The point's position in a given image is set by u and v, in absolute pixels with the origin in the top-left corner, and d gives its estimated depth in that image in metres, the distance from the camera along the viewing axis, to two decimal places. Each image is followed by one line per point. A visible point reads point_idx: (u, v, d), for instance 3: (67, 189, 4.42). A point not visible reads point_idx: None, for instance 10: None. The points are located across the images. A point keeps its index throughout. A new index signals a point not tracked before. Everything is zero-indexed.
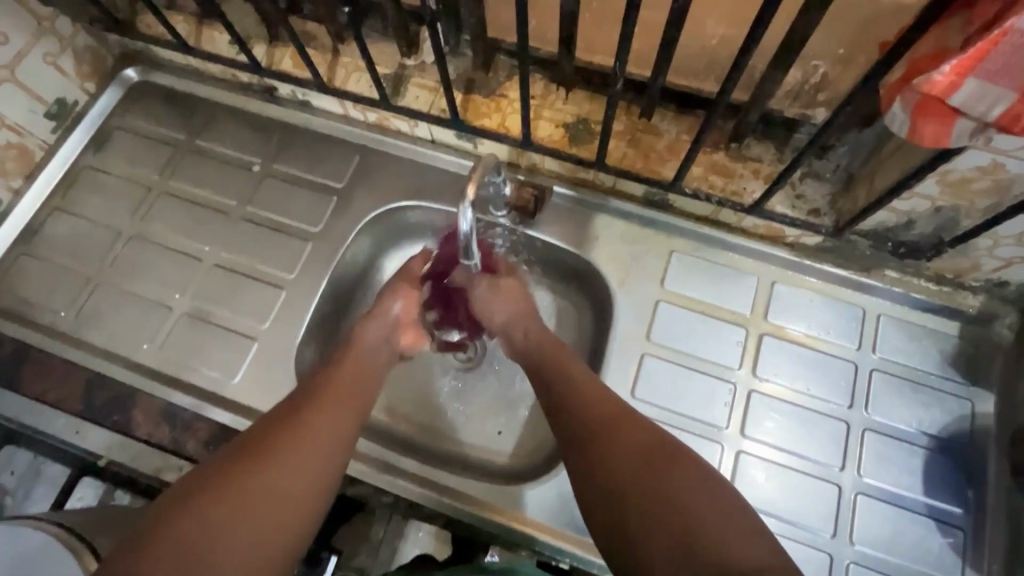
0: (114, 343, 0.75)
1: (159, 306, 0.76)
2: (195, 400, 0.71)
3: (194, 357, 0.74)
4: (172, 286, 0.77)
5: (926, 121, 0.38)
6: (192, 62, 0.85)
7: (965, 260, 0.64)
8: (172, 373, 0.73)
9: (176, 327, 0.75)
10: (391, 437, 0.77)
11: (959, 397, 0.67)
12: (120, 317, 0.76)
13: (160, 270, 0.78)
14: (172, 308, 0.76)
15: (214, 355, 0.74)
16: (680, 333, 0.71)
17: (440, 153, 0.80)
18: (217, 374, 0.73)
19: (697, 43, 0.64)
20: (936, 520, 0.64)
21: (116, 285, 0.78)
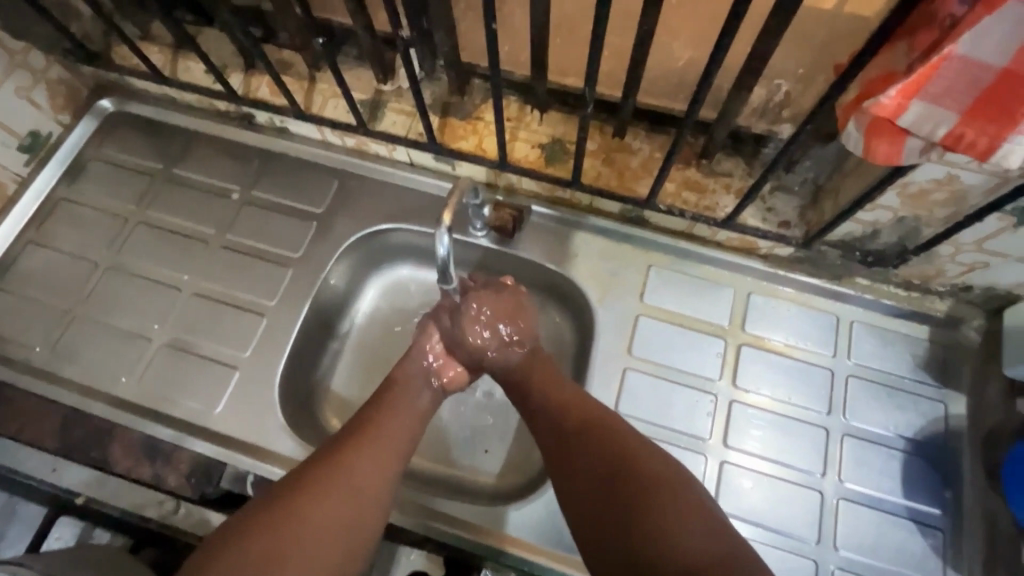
0: (90, 377, 0.74)
1: (138, 338, 0.75)
2: (175, 432, 0.70)
3: (174, 388, 0.73)
4: (150, 317, 0.77)
5: (879, 141, 0.40)
6: (168, 91, 0.85)
7: (930, 267, 0.66)
8: (152, 405, 0.72)
9: (154, 358, 0.74)
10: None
11: (933, 400, 0.69)
12: (96, 350, 0.75)
13: (138, 300, 0.78)
14: (150, 339, 0.75)
15: (194, 385, 0.73)
16: (661, 346, 0.72)
17: (419, 175, 0.81)
18: (198, 405, 0.72)
19: (664, 64, 0.66)
20: (916, 523, 0.65)
21: (93, 318, 0.77)
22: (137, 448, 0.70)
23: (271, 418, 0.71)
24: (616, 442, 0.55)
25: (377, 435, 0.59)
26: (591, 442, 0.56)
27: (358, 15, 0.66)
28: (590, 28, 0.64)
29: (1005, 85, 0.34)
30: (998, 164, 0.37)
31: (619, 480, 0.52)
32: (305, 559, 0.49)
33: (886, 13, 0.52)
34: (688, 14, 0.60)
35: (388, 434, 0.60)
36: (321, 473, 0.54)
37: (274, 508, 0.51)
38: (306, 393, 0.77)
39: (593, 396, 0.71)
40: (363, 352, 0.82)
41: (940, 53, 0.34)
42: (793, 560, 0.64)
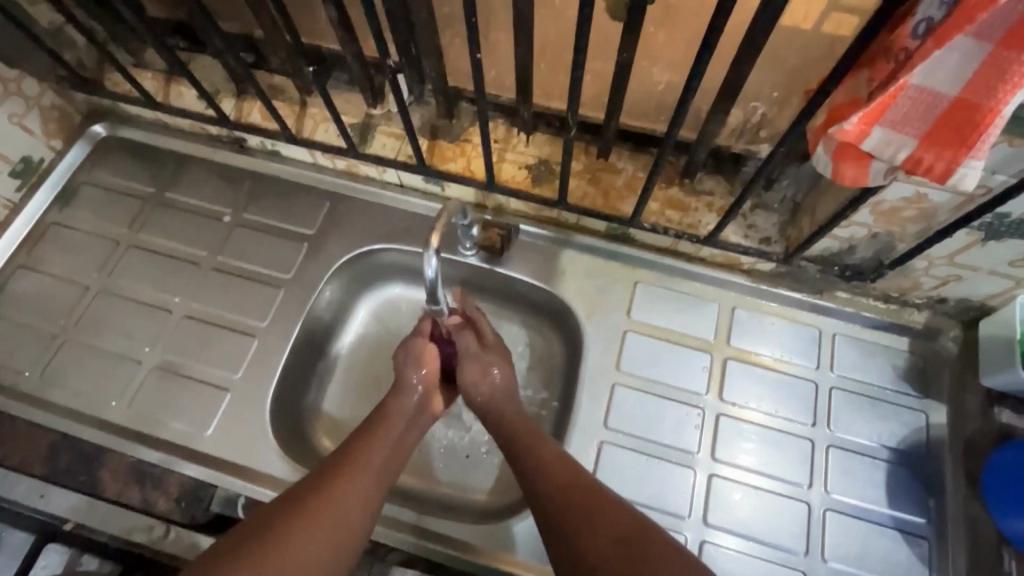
0: (79, 401, 0.73)
1: (128, 360, 0.76)
2: (165, 456, 0.70)
3: (164, 411, 0.73)
4: (141, 340, 0.77)
5: (844, 163, 0.42)
6: (161, 116, 0.86)
7: (907, 280, 0.68)
8: (142, 428, 0.72)
9: (145, 381, 0.74)
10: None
11: (914, 409, 0.70)
12: (86, 374, 0.75)
13: (129, 323, 0.78)
14: (141, 362, 0.75)
15: (184, 407, 0.73)
16: (649, 361, 0.74)
17: (408, 196, 0.83)
18: (188, 428, 0.72)
19: (645, 88, 0.68)
20: (901, 532, 0.66)
21: (83, 341, 0.77)
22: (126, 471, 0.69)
23: (261, 440, 0.71)
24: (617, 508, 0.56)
25: (368, 467, 0.60)
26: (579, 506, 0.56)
27: (348, 43, 0.68)
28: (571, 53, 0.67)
29: (956, 114, 0.36)
30: (953, 186, 0.39)
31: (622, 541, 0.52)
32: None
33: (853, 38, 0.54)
34: (665, 40, 0.62)
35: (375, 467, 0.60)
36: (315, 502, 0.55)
37: (269, 541, 0.51)
38: (297, 414, 0.78)
39: (583, 411, 0.72)
40: (354, 372, 0.83)
41: (895, 83, 0.36)
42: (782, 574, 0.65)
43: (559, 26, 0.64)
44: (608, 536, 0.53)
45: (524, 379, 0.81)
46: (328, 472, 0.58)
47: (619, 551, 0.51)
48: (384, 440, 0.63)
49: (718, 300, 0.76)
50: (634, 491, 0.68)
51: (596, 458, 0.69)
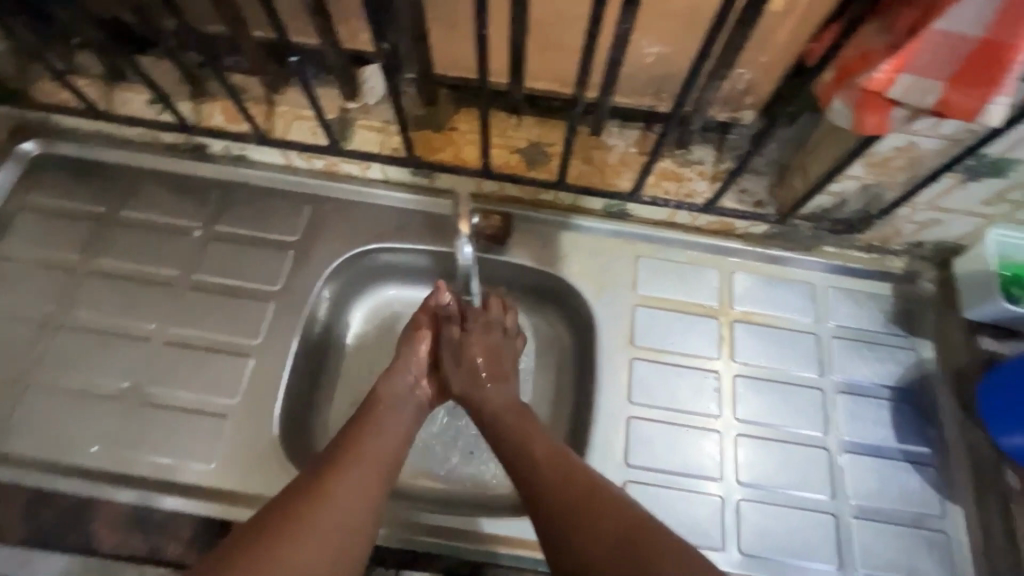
0: (54, 451, 0.65)
1: (104, 399, 0.68)
2: (168, 496, 0.63)
3: (157, 450, 0.66)
4: (116, 375, 0.69)
5: (871, 112, 0.44)
6: (105, 126, 0.78)
7: (890, 228, 0.73)
8: (135, 471, 0.65)
9: (128, 420, 0.67)
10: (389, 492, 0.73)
11: (905, 348, 0.75)
12: (57, 420, 0.67)
13: (101, 358, 0.70)
14: (119, 400, 0.68)
15: (180, 440, 0.66)
16: (661, 333, 0.74)
17: (394, 192, 0.79)
18: (187, 463, 0.65)
19: (636, 63, 0.68)
20: (912, 463, 0.70)
21: (49, 385, 0.68)
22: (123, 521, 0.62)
23: (274, 466, 0.65)
24: (615, 505, 0.54)
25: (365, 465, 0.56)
26: (580, 505, 0.54)
27: (325, 31, 0.63)
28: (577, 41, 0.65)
29: (983, 52, 0.38)
30: (985, 121, 0.40)
31: (619, 540, 0.51)
32: None
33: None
34: (658, 11, 0.62)
35: (374, 460, 0.57)
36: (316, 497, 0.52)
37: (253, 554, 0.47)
38: (305, 432, 0.73)
39: (604, 390, 0.72)
40: (357, 384, 0.78)
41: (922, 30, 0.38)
42: (814, 519, 0.67)
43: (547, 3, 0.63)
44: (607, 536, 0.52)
45: (535, 369, 0.80)
46: (313, 475, 0.54)
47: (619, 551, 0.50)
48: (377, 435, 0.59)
49: (716, 266, 0.78)
50: (666, 461, 0.69)
51: (625, 436, 0.69)
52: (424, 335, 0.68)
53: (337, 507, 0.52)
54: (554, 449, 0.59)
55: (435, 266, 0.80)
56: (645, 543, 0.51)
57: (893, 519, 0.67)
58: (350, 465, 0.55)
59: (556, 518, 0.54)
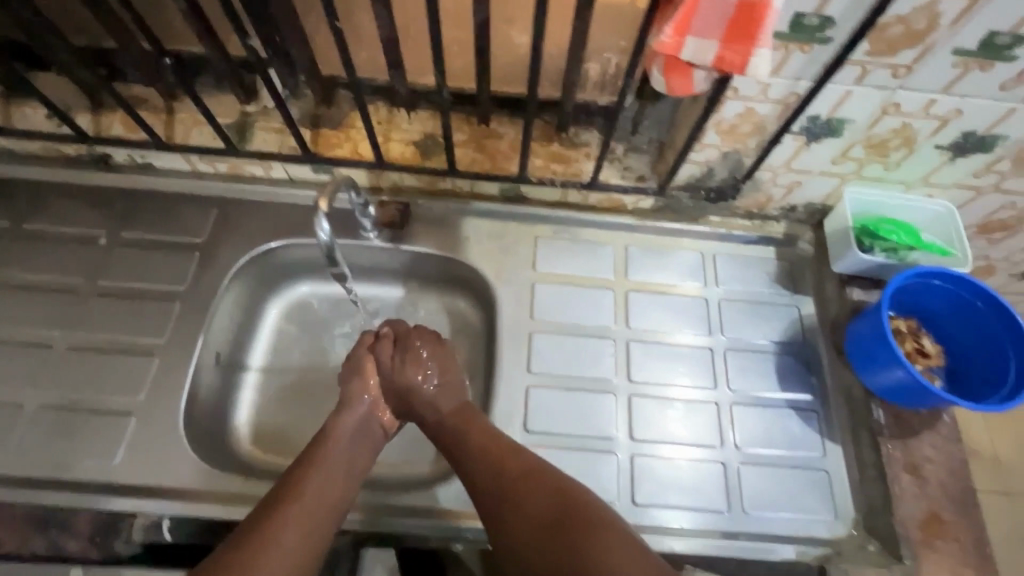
0: None
1: (8, 406, 0.68)
2: (71, 494, 0.64)
3: (59, 450, 0.66)
4: (20, 382, 0.70)
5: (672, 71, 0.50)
6: (5, 142, 0.79)
7: (761, 194, 0.78)
8: (36, 474, 0.65)
9: (32, 425, 0.68)
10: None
11: (787, 305, 0.80)
12: None
13: (4, 366, 0.71)
14: (23, 405, 0.68)
15: (83, 441, 0.67)
16: (559, 307, 0.78)
17: (300, 190, 0.82)
18: (90, 462, 0.66)
19: (509, 52, 0.74)
20: (795, 409, 0.75)
21: None
22: (27, 520, 0.63)
23: (179, 458, 0.67)
24: (549, 492, 0.60)
25: (314, 492, 0.59)
26: (517, 496, 0.59)
27: (205, 37, 0.66)
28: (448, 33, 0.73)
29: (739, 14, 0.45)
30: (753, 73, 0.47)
31: (554, 522, 0.57)
32: None
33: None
34: None
35: (328, 482, 0.60)
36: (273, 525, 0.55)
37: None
38: (216, 426, 0.74)
39: (505, 363, 0.75)
40: (274, 378, 0.80)
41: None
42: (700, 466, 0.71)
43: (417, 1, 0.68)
44: (545, 520, 0.57)
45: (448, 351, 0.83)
46: (265, 505, 0.57)
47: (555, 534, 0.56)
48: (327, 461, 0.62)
49: (598, 243, 0.83)
50: (562, 427, 0.72)
51: (524, 403, 0.73)
52: (368, 365, 0.72)
53: (286, 532, 0.55)
54: (491, 443, 0.64)
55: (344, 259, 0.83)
56: (576, 531, 0.56)
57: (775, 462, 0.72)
58: (304, 490, 0.58)
59: (499, 511, 0.59)
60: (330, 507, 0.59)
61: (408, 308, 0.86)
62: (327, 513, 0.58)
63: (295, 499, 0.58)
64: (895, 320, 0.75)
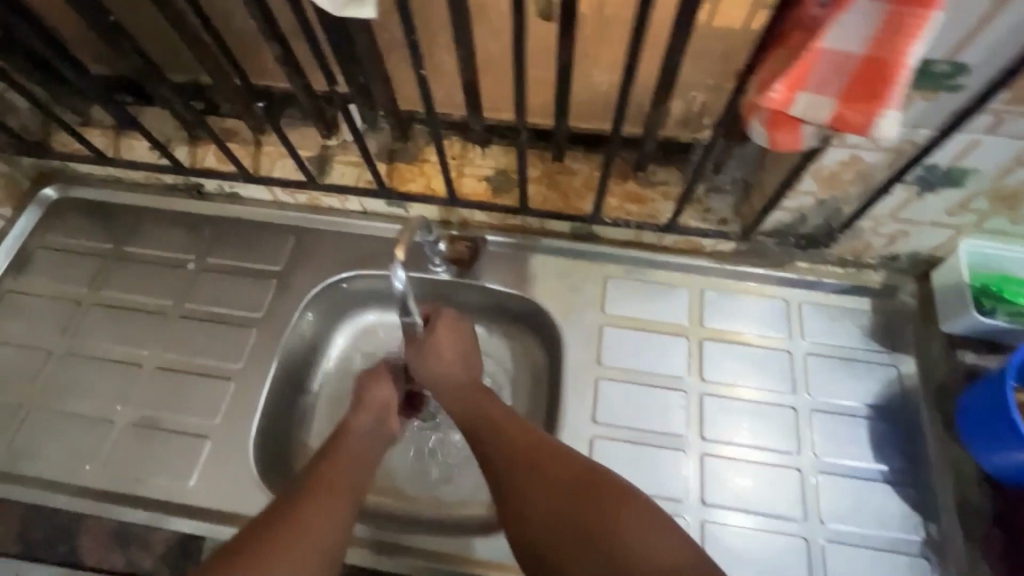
0: (53, 471, 0.71)
1: (96, 423, 0.73)
2: (150, 514, 0.67)
3: (140, 468, 0.70)
4: (112, 399, 0.74)
5: (779, 131, 0.44)
6: (113, 171, 0.86)
7: (861, 243, 0.72)
8: (120, 489, 0.69)
9: (117, 440, 0.72)
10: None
11: (884, 364, 0.74)
12: (48, 441, 0.72)
13: (90, 382, 0.75)
14: (111, 421, 0.73)
15: (170, 460, 0.70)
16: (628, 352, 0.76)
17: (373, 223, 0.84)
18: (171, 481, 0.69)
19: (588, 92, 0.71)
20: (895, 485, 0.67)
21: (49, 408, 0.74)
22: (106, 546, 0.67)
23: (251, 490, 0.68)
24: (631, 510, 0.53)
25: (317, 502, 0.58)
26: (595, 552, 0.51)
27: (296, 78, 0.69)
28: (527, 68, 0.69)
29: (801, 38, 0.40)
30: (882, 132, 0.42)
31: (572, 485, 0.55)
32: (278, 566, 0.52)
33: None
34: (603, 41, 0.65)
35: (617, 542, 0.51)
36: (312, 502, 0.57)
37: (269, 537, 0.54)
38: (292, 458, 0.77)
39: (568, 410, 0.73)
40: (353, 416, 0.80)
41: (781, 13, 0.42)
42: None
43: (500, 39, 0.67)
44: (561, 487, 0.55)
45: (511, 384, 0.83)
46: (270, 516, 0.57)
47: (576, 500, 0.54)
48: (322, 508, 0.57)
49: (717, 309, 0.78)
50: None
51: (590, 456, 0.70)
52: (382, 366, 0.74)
53: (298, 536, 0.55)
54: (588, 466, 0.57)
55: (417, 294, 0.83)
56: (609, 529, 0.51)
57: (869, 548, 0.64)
58: (324, 498, 0.58)
59: None
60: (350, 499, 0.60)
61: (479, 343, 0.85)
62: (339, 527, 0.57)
63: (309, 502, 0.57)
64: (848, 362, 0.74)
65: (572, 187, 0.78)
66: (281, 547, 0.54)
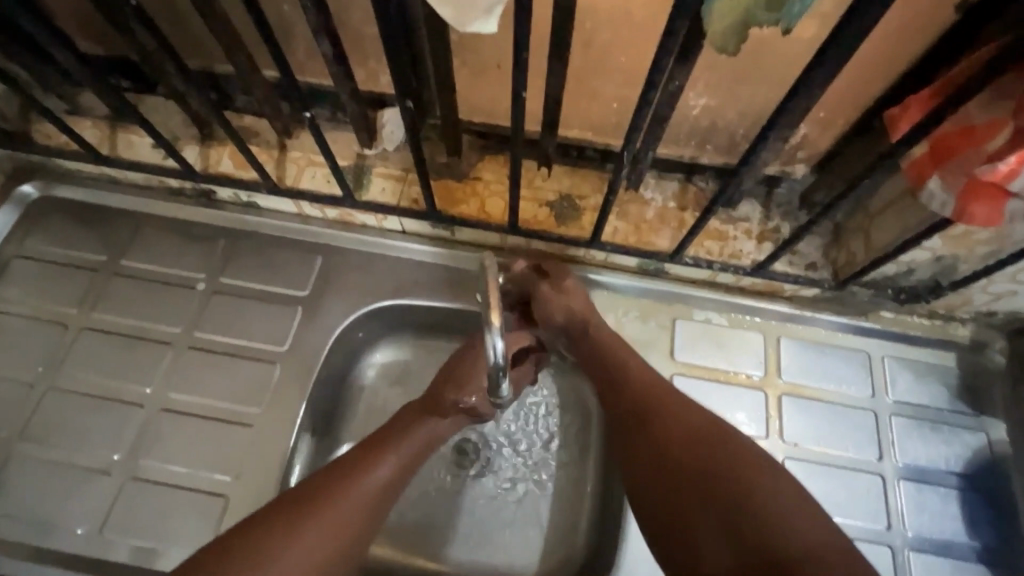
0: (42, 533, 0.61)
1: (92, 476, 0.63)
2: None
3: (147, 532, 0.61)
4: (111, 445, 0.64)
5: (979, 202, 0.43)
6: (108, 170, 0.73)
7: (959, 297, 0.66)
8: (124, 557, 0.60)
9: (118, 496, 0.62)
10: (366, 566, 0.67)
11: (974, 429, 0.68)
12: (35, 496, 0.62)
13: (84, 424, 0.65)
14: (110, 473, 0.63)
15: (182, 522, 0.61)
16: (701, 406, 0.68)
17: (413, 244, 0.73)
18: (184, 546, 0.60)
19: (680, 116, 0.62)
20: (986, 564, 0.63)
21: (34, 455, 0.64)
22: None
23: None
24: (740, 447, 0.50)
25: (367, 482, 0.53)
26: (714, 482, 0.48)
27: (344, 80, 0.58)
28: (613, 85, 0.60)
29: None
30: None
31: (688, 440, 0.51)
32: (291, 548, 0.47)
33: (960, 14, 0.46)
34: (711, 63, 0.56)
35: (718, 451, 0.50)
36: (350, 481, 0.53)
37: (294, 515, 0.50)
38: None
39: None
40: None
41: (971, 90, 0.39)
42: None
43: (589, 52, 0.57)
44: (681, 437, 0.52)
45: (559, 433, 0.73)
46: (292, 504, 0.50)
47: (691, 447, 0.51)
48: (362, 490, 0.53)
49: (797, 359, 0.71)
50: None
51: None
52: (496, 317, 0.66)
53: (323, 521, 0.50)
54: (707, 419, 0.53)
55: (460, 327, 0.74)
56: (721, 455, 0.50)
57: None
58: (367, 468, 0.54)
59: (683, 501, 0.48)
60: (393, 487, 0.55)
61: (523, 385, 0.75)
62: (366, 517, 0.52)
63: (360, 474, 0.54)
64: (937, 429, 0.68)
65: (645, 219, 0.70)
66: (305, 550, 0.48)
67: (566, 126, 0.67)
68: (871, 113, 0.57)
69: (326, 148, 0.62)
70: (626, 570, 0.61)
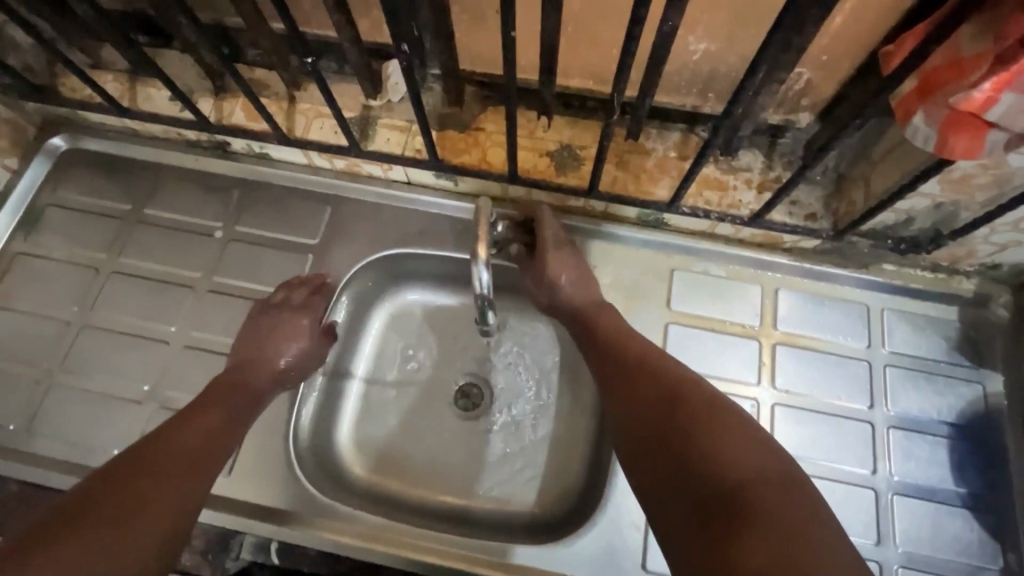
0: (82, 454, 0.67)
1: (126, 405, 0.69)
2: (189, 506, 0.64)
3: None
4: (140, 378, 0.70)
5: (958, 135, 0.43)
6: (130, 123, 0.77)
7: (961, 249, 0.65)
8: None
9: (149, 422, 0.68)
10: (372, 495, 0.72)
11: (971, 381, 0.68)
12: (77, 420, 0.68)
13: (116, 358, 0.71)
14: (141, 403, 0.69)
15: None
16: (696, 353, 0.70)
17: (418, 195, 0.76)
18: None
19: (681, 61, 0.62)
20: (971, 509, 0.64)
21: (74, 386, 0.70)
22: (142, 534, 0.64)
23: (289, 481, 0.65)
24: (704, 396, 0.53)
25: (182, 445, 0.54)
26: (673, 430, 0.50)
27: (345, 28, 0.59)
28: (612, 30, 0.60)
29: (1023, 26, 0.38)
30: None
31: (659, 393, 0.54)
32: (116, 517, 0.46)
33: None
34: (710, 4, 0.55)
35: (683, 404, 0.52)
36: (169, 445, 0.54)
37: (117, 489, 0.48)
38: (329, 450, 0.72)
39: None
40: (392, 406, 0.75)
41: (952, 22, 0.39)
42: None
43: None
44: (650, 391, 0.55)
45: (555, 375, 0.76)
46: (103, 483, 0.49)
47: (661, 401, 0.53)
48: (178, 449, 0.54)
49: (795, 311, 0.71)
50: None
51: None
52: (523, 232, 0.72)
53: (148, 491, 0.49)
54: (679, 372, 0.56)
55: (464, 276, 0.77)
56: (688, 407, 0.52)
57: (941, 569, 0.62)
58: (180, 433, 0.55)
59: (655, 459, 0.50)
60: (211, 448, 0.56)
61: (524, 333, 0.78)
62: (193, 470, 0.53)
63: (169, 442, 0.54)
64: (934, 380, 0.68)
65: (645, 169, 0.71)
66: (152, 507, 0.48)
67: (566, 75, 0.67)
68: (875, 55, 0.55)
69: (330, 96, 0.64)
70: (616, 501, 0.64)
